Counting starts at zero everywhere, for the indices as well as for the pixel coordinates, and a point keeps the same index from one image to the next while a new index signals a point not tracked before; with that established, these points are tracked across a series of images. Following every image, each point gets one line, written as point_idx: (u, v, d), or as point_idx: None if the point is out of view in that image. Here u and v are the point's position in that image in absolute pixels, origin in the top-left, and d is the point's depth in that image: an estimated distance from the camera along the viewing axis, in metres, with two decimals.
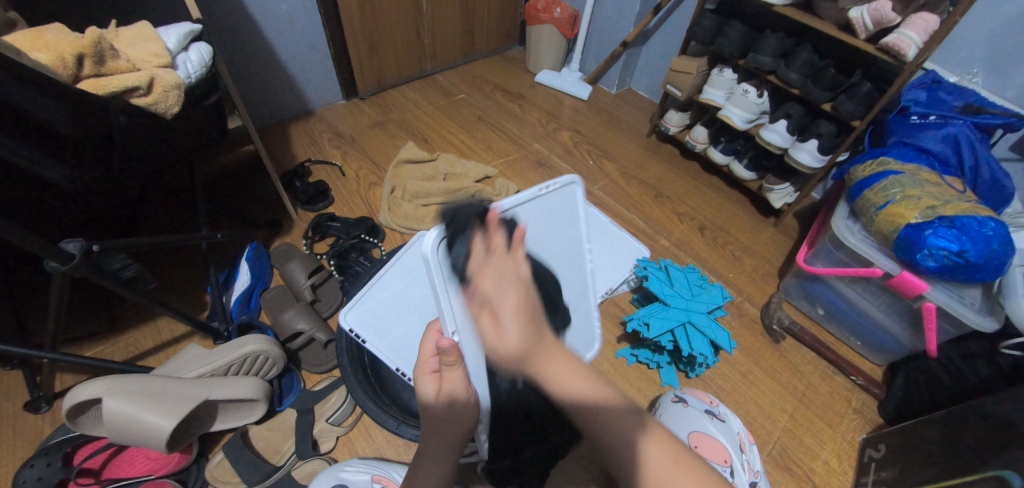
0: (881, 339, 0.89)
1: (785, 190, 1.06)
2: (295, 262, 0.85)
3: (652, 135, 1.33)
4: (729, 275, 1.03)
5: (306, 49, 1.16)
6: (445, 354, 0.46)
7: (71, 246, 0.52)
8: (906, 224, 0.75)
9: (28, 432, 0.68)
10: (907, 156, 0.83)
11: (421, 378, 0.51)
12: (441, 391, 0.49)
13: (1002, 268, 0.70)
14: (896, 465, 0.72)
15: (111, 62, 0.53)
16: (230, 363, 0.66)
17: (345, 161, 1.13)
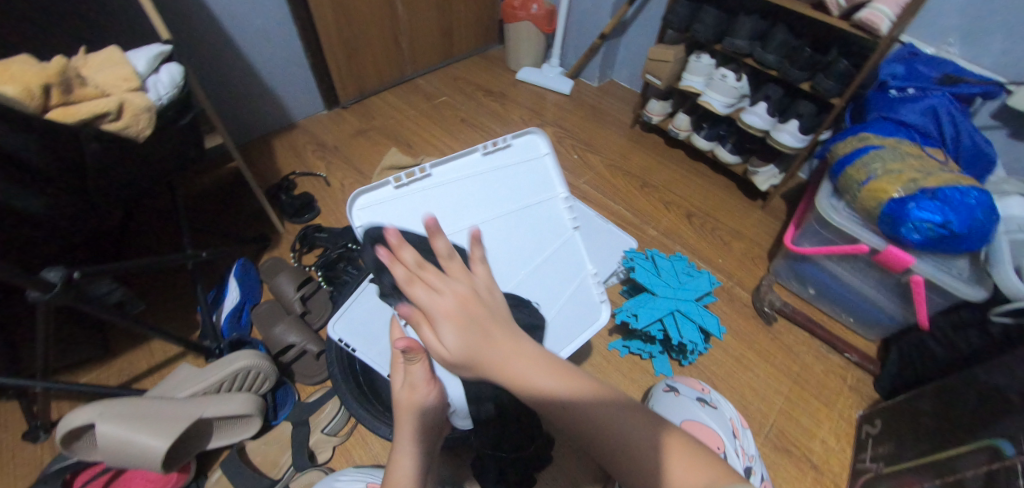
0: (872, 315, 0.89)
1: (770, 172, 1.06)
2: (283, 275, 0.86)
3: (636, 125, 1.33)
4: (719, 261, 1.03)
5: (283, 63, 1.16)
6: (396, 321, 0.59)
7: (52, 275, 0.53)
8: (889, 199, 0.75)
9: (29, 461, 0.69)
10: (887, 130, 0.83)
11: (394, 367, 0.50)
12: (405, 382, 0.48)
13: (987, 236, 0.70)
14: (892, 440, 0.72)
15: (78, 90, 0.54)
16: (222, 380, 0.66)
17: (330, 172, 1.14)
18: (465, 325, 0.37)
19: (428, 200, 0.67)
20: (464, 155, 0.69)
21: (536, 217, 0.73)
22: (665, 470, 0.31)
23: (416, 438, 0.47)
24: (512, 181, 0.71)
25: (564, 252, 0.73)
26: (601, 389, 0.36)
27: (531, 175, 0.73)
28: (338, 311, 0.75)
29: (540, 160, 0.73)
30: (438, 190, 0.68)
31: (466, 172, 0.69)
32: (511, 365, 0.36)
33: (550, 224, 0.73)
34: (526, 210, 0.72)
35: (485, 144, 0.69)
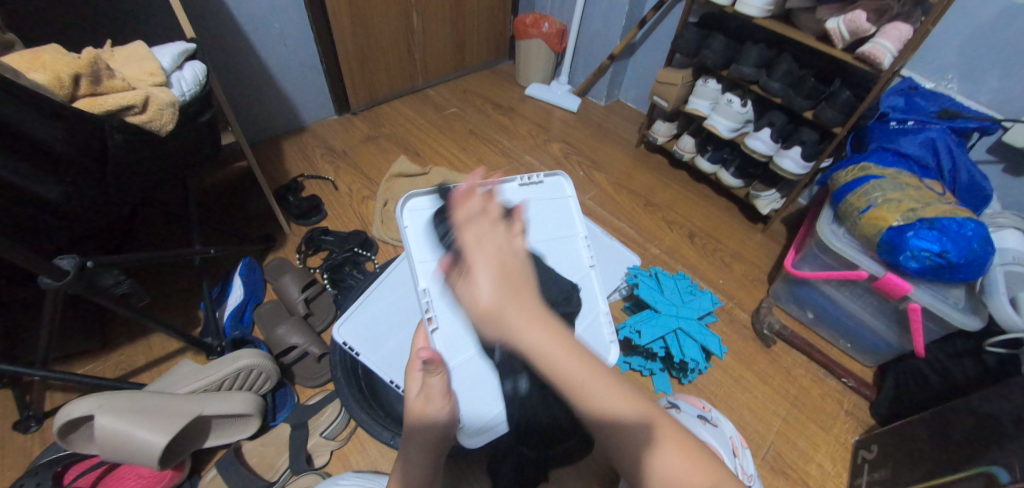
0: (870, 341, 0.90)
1: (772, 197, 1.08)
2: (289, 276, 0.86)
3: (641, 144, 1.35)
4: (719, 281, 1.04)
5: (299, 67, 1.18)
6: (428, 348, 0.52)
7: (65, 262, 0.53)
8: (888, 227, 0.77)
9: (19, 453, 0.67)
10: (887, 161, 0.86)
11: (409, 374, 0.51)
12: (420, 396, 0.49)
13: (983, 267, 0.72)
14: (888, 465, 0.72)
15: (107, 81, 0.54)
16: (224, 377, 0.66)
17: (338, 176, 1.15)
18: (507, 284, 0.40)
19: None
20: (503, 186, 0.70)
21: (563, 252, 0.71)
22: (656, 463, 0.34)
23: (422, 450, 0.48)
24: (541, 214, 0.73)
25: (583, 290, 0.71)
26: (638, 402, 0.36)
27: (557, 213, 0.74)
28: (344, 314, 0.76)
29: (565, 202, 0.75)
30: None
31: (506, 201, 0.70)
32: (542, 339, 0.37)
33: (568, 261, 0.71)
34: (558, 241, 0.72)
35: (521, 177, 0.72)
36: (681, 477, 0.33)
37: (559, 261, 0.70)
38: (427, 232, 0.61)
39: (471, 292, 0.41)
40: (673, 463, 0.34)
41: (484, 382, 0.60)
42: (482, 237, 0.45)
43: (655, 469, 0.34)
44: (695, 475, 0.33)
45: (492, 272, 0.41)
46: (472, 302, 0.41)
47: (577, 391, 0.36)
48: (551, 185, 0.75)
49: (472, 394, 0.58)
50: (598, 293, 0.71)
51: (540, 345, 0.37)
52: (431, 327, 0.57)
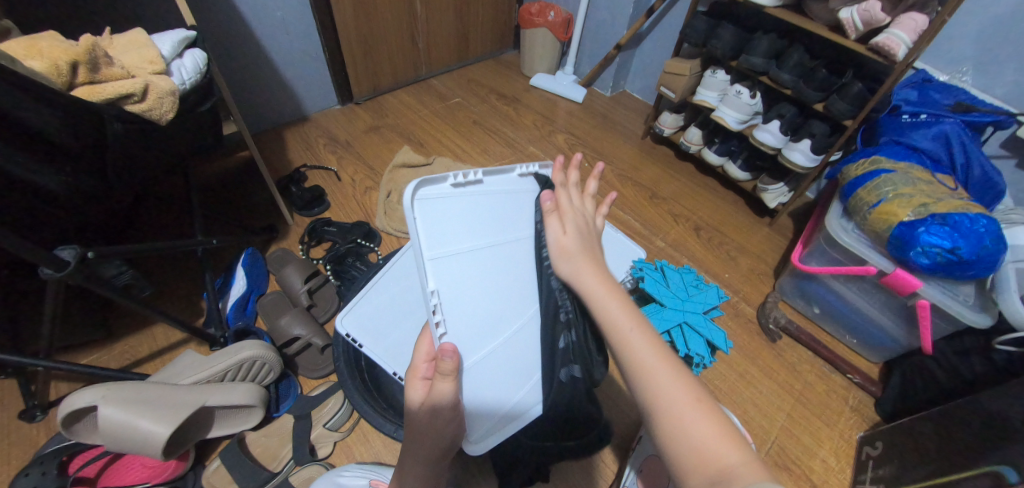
0: (877, 337, 0.90)
1: (780, 190, 1.06)
2: (291, 267, 0.85)
3: (647, 136, 1.34)
4: (725, 275, 1.03)
5: (300, 55, 1.16)
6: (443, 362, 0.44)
7: (66, 253, 0.52)
8: (899, 222, 0.75)
9: (25, 441, 0.68)
10: (898, 155, 0.84)
11: (410, 382, 0.50)
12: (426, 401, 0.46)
13: (995, 264, 0.71)
14: (893, 462, 0.72)
15: (105, 69, 0.53)
16: (226, 369, 0.66)
17: (341, 166, 1.14)
18: (586, 240, 0.48)
19: (479, 210, 0.51)
20: (508, 170, 0.55)
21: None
22: (688, 425, 0.35)
23: (419, 464, 0.49)
24: None
25: None
26: (684, 378, 0.38)
27: None
28: (347, 306, 0.75)
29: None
30: (490, 202, 0.52)
31: (515, 189, 0.56)
32: (586, 273, 0.45)
33: None
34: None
35: (524, 165, 0.57)
36: (711, 443, 0.34)
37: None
38: (438, 224, 0.47)
39: (558, 230, 0.49)
40: (705, 427, 0.34)
41: (497, 389, 0.51)
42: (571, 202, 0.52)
43: (681, 429, 0.35)
44: (724, 443, 0.33)
45: (578, 227, 0.49)
46: (555, 236, 0.48)
47: (624, 339, 0.40)
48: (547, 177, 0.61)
49: (486, 400, 0.50)
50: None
51: (606, 296, 0.43)
52: (439, 332, 0.46)
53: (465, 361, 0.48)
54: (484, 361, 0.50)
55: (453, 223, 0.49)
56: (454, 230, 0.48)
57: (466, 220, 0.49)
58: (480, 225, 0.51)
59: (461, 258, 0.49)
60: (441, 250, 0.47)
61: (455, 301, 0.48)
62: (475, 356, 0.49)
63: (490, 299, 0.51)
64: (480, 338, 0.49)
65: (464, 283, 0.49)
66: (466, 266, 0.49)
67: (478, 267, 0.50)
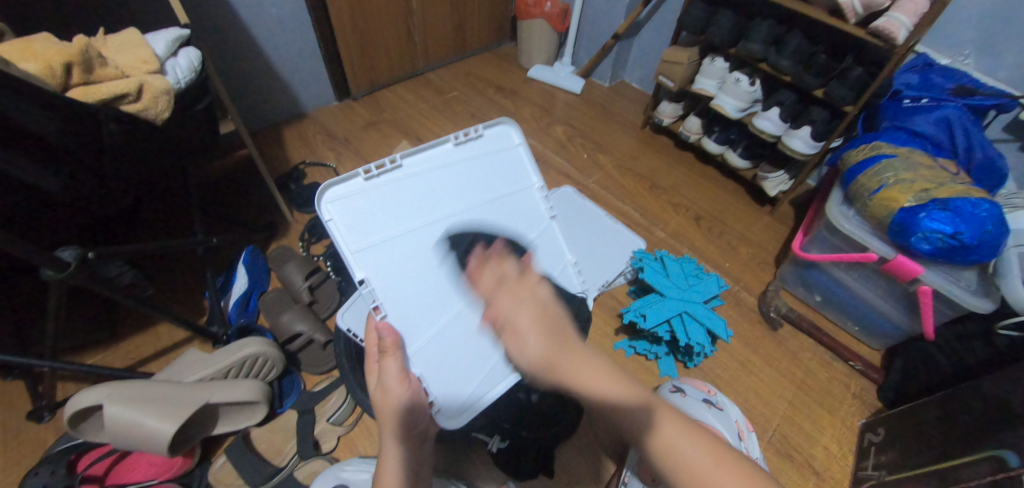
0: (878, 324, 0.90)
1: (780, 178, 1.04)
2: (292, 264, 0.86)
3: (646, 126, 1.32)
4: (726, 265, 1.03)
5: (296, 51, 1.15)
6: (382, 338, 0.51)
7: (67, 254, 0.53)
8: (900, 208, 0.76)
9: (34, 440, 0.69)
10: (900, 140, 0.84)
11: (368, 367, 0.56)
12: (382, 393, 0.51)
13: (997, 249, 0.72)
14: (894, 448, 0.72)
15: (100, 70, 0.53)
16: (230, 366, 0.67)
17: (339, 163, 1.13)
18: (552, 337, 0.48)
19: (400, 193, 0.57)
20: (435, 146, 0.60)
21: (513, 208, 0.65)
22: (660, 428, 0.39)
23: (398, 440, 0.50)
24: (485, 172, 0.64)
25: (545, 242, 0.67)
26: (629, 387, 0.41)
27: (504, 167, 0.66)
28: (347, 302, 0.75)
29: (513, 152, 0.67)
30: (410, 185, 0.58)
31: (442, 163, 0.61)
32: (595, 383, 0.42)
33: (522, 217, 0.66)
34: (508, 197, 0.65)
35: (455, 134, 0.61)
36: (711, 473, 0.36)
37: (509, 218, 0.65)
38: (356, 218, 0.54)
39: (519, 347, 0.49)
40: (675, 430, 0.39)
41: (453, 364, 0.57)
42: (516, 302, 0.52)
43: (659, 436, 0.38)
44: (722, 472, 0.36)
45: (535, 330, 0.49)
46: (522, 357, 0.49)
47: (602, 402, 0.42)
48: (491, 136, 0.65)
49: (441, 375, 0.56)
50: (562, 242, 0.68)
51: (584, 376, 0.44)
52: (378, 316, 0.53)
53: (408, 344, 0.54)
54: (429, 337, 0.56)
55: (374, 213, 0.55)
56: (373, 220, 0.55)
57: (390, 210, 0.56)
58: (406, 205, 0.57)
59: (392, 240, 0.56)
60: (360, 238, 0.54)
61: (385, 285, 0.54)
62: (421, 333, 0.55)
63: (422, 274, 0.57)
64: (422, 315, 0.56)
65: (393, 265, 0.55)
66: (394, 250, 0.56)
67: (408, 248, 0.57)
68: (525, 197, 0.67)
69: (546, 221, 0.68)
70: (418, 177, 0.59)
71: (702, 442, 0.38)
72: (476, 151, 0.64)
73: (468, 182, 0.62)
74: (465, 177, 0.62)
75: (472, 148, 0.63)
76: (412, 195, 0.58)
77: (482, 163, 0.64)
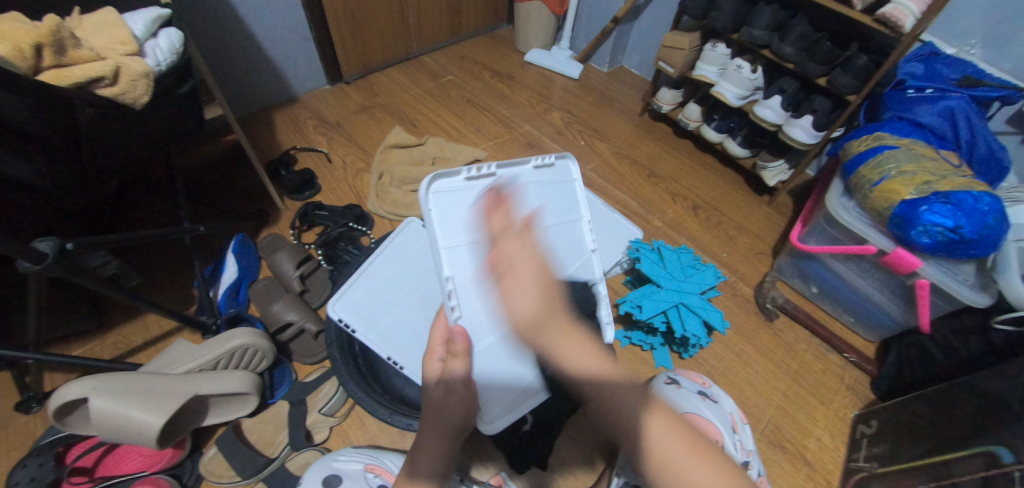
0: (875, 316, 0.89)
1: (780, 168, 1.03)
2: (283, 252, 0.84)
3: (645, 113, 1.29)
4: (723, 256, 1.02)
5: (285, 32, 1.11)
6: (453, 341, 0.51)
7: (44, 245, 0.51)
8: (901, 201, 0.75)
9: (22, 431, 0.68)
10: (903, 130, 0.82)
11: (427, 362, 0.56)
12: (441, 381, 0.53)
13: (996, 243, 0.71)
14: (886, 441, 0.72)
15: (72, 51, 0.51)
16: (218, 357, 0.66)
17: (331, 148, 1.11)
18: (539, 303, 0.48)
19: (488, 204, 0.55)
20: (518, 164, 0.58)
21: (568, 239, 0.62)
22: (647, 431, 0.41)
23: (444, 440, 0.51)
24: (555, 199, 0.61)
25: (584, 277, 0.62)
26: (605, 365, 0.46)
27: (565, 196, 0.63)
28: (338, 292, 0.74)
29: (573, 186, 0.64)
30: (498, 197, 0.55)
31: (523, 184, 0.58)
32: (579, 352, 0.46)
33: (568, 250, 0.61)
34: (564, 225, 0.62)
35: (537, 158, 0.59)
36: (682, 454, 0.40)
37: (565, 247, 0.61)
38: (453, 215, 0.53)
39: (514, 300, 0.49)
40: (664, 431, 0.41)
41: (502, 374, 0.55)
42: (517, 252, 0.50)
43: (644, 439, 0.41)
44: (696, 459, 0.39)
45: (535, 281, 0.49)
46: (517, 311, 0.48)
47: (601, 389, 0.44)
48: (562, 168, 0.63)
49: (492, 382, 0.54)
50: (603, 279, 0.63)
51: (581, 363, 0.46)
52: (453, 314, 0.51)
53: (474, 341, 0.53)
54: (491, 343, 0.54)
55: (461, 218, 0.53)
56: (461, 224, 0.53)
57: (477, 217, 0.53)
58: (489, 216, 0.54)
59: (475, 247, 0.53)
60: (451, 238, 0.52)
61: (466, 287, 0.52)
62: (484, 336, 0.54)
63: (499, 289, 0.54)
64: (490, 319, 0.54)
65: (475, 271, 0.53)
66: (478, 257, 0.53)
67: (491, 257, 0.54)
68: (576, 229, 0.63)
69: (589, 254, 0.63)
70: (505, 189, 0.55)
71: (713, 460, 0.40)
72: (549, 177, 0.61)
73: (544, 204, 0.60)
74: (541, 199, 0.59)
75: (546, 173, 0.61)
76: None
77: (554, 191, 0.62)
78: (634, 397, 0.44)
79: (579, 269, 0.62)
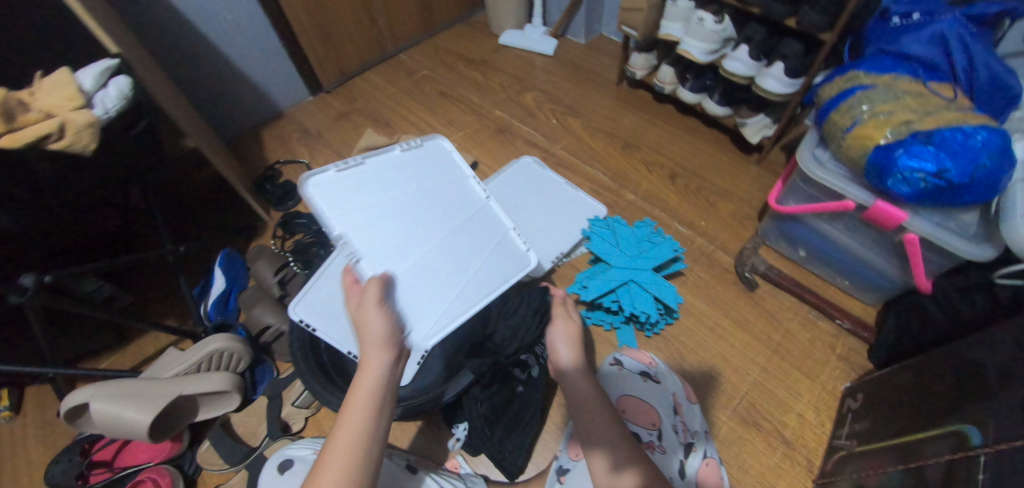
0: (870, 277, 0.81)
1: (761, 123, 0.95)
2: (263, 261, 0.92)
3: (623, 81, 1.23)
4: (701, 225, 0.96)
5: (261, 53, 1.18)
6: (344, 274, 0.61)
7: (26, 280, 0.59)
8: (875, 147, 0.67)
9: (62, 430, 0.81)
10: (884, 66, 0.72)
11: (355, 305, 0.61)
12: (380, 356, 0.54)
13: (997, 185, 0.62)
14: (868, 416, 0.66)
15: (22, 116, 0.58)
16: (199, 362, 0.75)
17: (312, 158, 1.17)
18: (577, 352, 0.66)
19: (364, 179, 0.69)
20: (386, 152, 0.74)
21: (453, 194, 0.78)
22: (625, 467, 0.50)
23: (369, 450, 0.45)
24: (431, 170, 0.78)
25: (484, 215, 0.78)
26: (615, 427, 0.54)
27: (444, 165, 0.80)
28: (299, 294, 0.80)
29: (449, 156, 0.82)
30: (372, 175, 0.70)
31: (397, 163, 0.74)
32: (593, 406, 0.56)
33: (460, 199, 0.78)
34: (448, 187, 0.78)
35: (400, 143, 0.76)
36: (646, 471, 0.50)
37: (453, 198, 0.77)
38: (334, 195, 0.66)
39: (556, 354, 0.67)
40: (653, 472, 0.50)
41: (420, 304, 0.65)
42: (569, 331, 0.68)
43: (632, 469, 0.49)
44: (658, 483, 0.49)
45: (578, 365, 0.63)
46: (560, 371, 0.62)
47: (604, 444, 0.52)
48: (432, 147, 0.81)
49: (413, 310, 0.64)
50: (501, 214, 0.79)
51: (590, 412, 0.56)
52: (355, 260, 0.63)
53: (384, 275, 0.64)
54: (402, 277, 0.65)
55: (345, 191, 0.67)
56: (346, 196, 0.67)
57: (356, 190, 0.68)
58: (370, 187, 0.69)
59: (361, 209, 0.67)
60: (337, 208, 0.65)
61: (359, 237, 0.64)
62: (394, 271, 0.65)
63: (394, 235, 0.67)
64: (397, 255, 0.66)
65: (366, 226, 0.66)
66: (366, 216, 0.66)
67: (379, 215, 0.68)
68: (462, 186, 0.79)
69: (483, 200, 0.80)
70: (377, 168, 0.71)
71: None
72: (421, 155, 0.78)
73: (418, 173, 0.76)
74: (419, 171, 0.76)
75: (421, 153, 0.79)
76: (376, 179, 0.71)
77: (430, 165, 0.79)
78: (628, 452, 0.52)
79: (473, 213, 0.77)
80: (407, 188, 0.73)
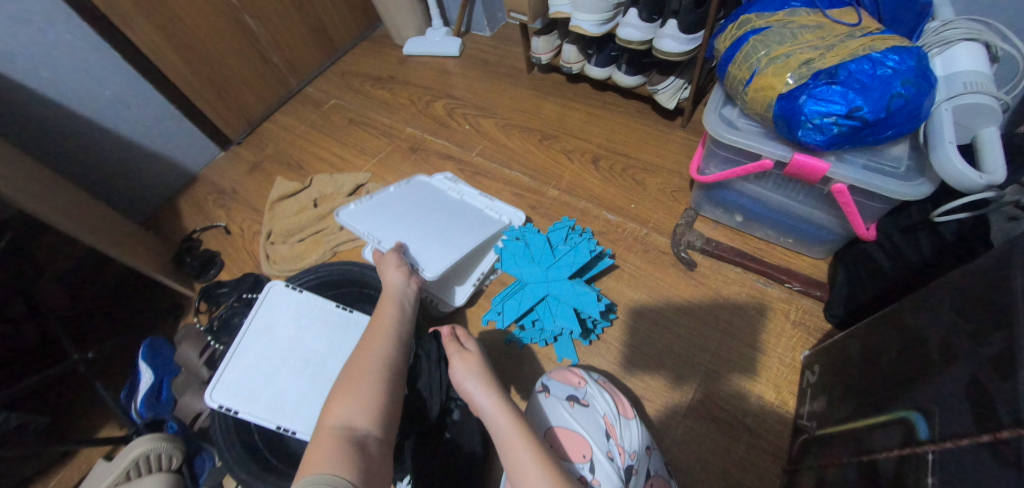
0: (811, 232, 0.74)
1: (674, 86, 0.87)
2: (184, 343, 0.84)
3: (534, 68, 1.14)
4: (632, 208, 0.89)
5: (158, 120, 1.10)
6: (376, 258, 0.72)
7: None
8: (778, 97, 0.59)
9: None
10: (774, 4, 0.65)
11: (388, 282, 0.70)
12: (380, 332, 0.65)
13: (917, 113, 0.54)
14: (825, 393, 0.60)
15: None
16: (127, 469, 0.71)
17: (229, 219, 1.12)
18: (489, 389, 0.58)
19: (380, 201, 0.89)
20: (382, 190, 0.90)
21: (439, 200, 0.89)
22: None
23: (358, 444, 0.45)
24: (417, 189, 0.92)
25: (469, 207, 0.89)
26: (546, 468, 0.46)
27: (426, 185, 0.93)
28: (215, 377, 0.74)
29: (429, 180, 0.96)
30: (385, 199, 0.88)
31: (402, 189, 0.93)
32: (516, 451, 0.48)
33: (446, 204, 0.89)
34: (434, 197, 0.90)
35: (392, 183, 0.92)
36: None
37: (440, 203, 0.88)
38: (359, 217, 0.83)
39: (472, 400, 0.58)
40: None
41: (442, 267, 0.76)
42: (472, 368, 0.61)
43: None
44: None
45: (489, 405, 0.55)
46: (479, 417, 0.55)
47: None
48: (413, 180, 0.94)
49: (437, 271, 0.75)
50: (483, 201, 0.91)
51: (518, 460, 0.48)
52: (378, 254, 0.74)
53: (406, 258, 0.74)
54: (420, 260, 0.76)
55: (363, 214, 0.84)
56: (366, 215, 0.83)
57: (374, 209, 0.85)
58: (383, 206, 0.86)
59: (379, 220, 0.83)
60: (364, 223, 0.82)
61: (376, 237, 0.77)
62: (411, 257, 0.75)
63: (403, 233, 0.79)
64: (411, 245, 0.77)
65: (386, 229, 0.81)
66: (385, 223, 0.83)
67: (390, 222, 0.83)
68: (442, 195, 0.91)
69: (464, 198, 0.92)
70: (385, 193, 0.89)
71: None
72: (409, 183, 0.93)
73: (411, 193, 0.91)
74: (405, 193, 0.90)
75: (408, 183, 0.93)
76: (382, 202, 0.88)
77: (417, 187, 0.93)
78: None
79: (460, 209, 0.88)
80: (404, 203, 0.87)
